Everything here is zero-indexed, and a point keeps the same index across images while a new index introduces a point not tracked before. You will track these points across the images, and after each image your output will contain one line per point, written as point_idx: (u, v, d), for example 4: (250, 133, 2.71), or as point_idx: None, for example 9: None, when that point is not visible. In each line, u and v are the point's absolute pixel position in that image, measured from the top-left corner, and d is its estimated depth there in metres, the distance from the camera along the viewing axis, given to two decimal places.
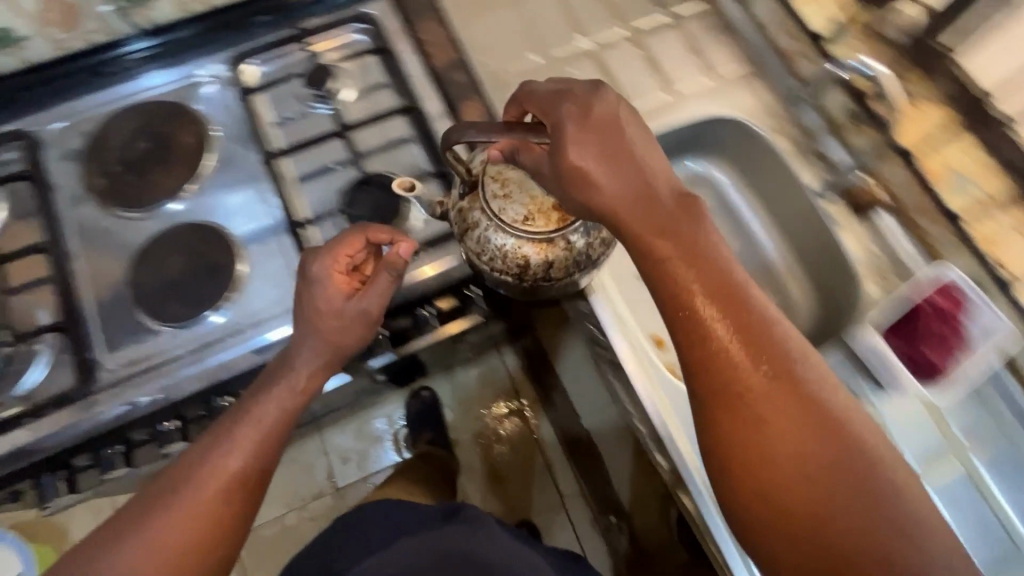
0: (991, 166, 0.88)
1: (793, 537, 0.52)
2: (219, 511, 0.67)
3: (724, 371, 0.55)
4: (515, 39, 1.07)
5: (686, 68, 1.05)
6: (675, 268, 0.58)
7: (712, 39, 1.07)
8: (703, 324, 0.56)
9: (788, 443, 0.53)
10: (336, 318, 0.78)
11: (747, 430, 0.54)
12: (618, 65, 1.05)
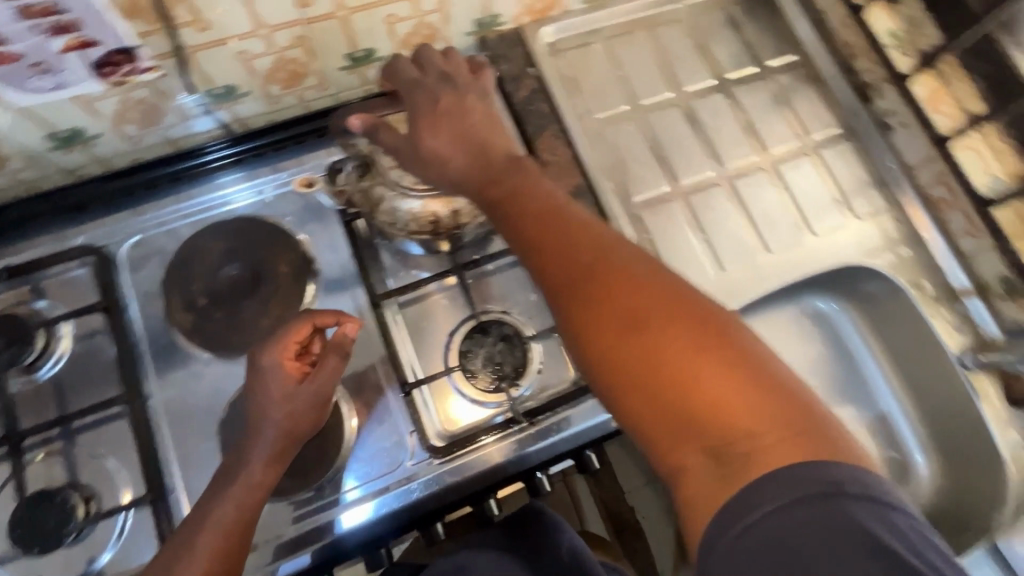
0: None
1: (701, 454, 0.40)
2: (242, 515, 0.59)
3: (622, 309, 0.44)
4: (600, 86, 0.87)
5: (774, 134, 0.88)
6: (561, 221, 0.50)
7: (806, 99, 0.91)
8: (573, 276, 0.47)
9: (698, 363, 0.41)
10: (291, 409, 0.62)
11: (656, 368, 0.42)
12: (704, 124, 0.87)
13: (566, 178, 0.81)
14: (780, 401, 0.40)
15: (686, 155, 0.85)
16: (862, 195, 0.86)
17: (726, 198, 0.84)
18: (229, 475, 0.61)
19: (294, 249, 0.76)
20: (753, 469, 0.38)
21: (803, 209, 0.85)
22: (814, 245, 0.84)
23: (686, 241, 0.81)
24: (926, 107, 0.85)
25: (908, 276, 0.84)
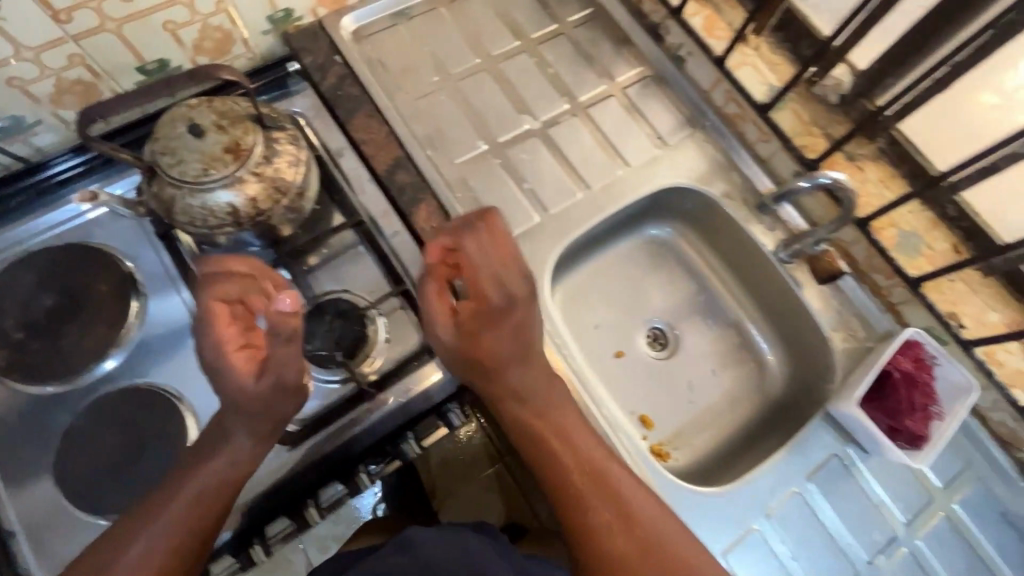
0: (873, 161, 0.85)
1: (606, 542, 0.63)
2: (205, 509, 0.61)
3: (575, 462, 0.67)
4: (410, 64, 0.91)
5: (583, 83, 0.94)
6: (541, 404, 0.69)
7: (608, 45, 0.96)
8: (522, 416, 0.69)
9: (626, 498, 0.65)
10: (257, 397, 0.60)
11: (565, 480, 0.66)
12: (515, 84, 0.92)
13: (384, 153, 0.83)
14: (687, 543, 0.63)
15: (500, 115, 0.90)
16: (671, 123, 0.93)
17: (544, 148, 0.89)
18: (197, 467, 0.62)
19: (106, 270, 0.74)
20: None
21: (618, 146, 0.91)
22: (632, 177, 0.89)
23: (510, 193, 0.85)
24: (706, 36, 0.92)
25: (722, 187, 0.90)
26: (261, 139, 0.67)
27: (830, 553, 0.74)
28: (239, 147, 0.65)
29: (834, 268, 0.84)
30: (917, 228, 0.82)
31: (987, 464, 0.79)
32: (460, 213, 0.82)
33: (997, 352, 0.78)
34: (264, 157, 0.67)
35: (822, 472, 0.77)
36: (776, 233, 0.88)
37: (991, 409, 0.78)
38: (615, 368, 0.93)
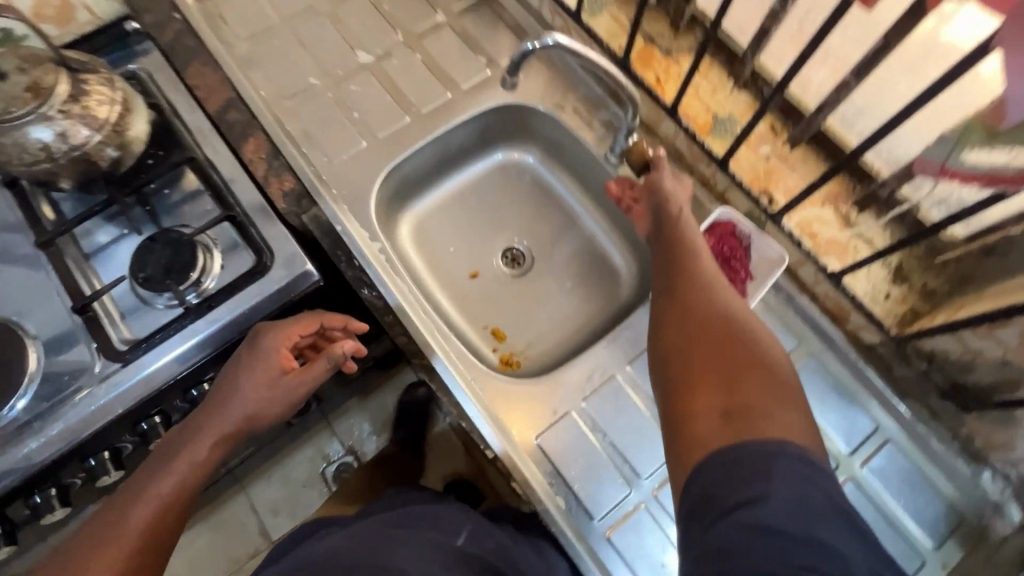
0: (686, 53, 0.85)
1: (717, 414, 0.49)
2: (161, 533, 0.63)
3: (700, 290, 0.63)
4: (245, 16, 0.95)
5: (415, 13, 0.97)
6: (681, 250, 0.69)
7: None
8: (694, 312, 0.60)
9: (723, 313, 0.59)
10: (270, 395, 0.75)
11: (732, 349, 0.54)
12: (349, 21, 0.96)
13: (218, 96, 0.90)
14: (763, 341, 0.56)
15: (334, 51, 0.94)
16: (502, 43, 0.96)
17: (376, 79, 0.93)
18: (177, 451, 0.69)
19: None
20: (752, 423, 0.46)
21: (449, 71, 0.94)
22: (462, 101, 0.92)
23: (342, 122, 0.90)
24: None
25: (553, 99, 0.92)
26: (65, 80, 0.72)
27: (647, 432, 0.76)
28: (40, 88, 0.71)
29: (645, 156, 0.82)
30: (732, 112, 0.82)
31: (816, 338, 0.79)
32: (287, 143, 0.87)
33: (811, 223, 0.76)
34: (69, 95, 0.71)
35: (641, 357, 0.80)
36: (604, 140, 0.90)
37: (812, 283, 0.78)
38: (467, 285, 0.96)
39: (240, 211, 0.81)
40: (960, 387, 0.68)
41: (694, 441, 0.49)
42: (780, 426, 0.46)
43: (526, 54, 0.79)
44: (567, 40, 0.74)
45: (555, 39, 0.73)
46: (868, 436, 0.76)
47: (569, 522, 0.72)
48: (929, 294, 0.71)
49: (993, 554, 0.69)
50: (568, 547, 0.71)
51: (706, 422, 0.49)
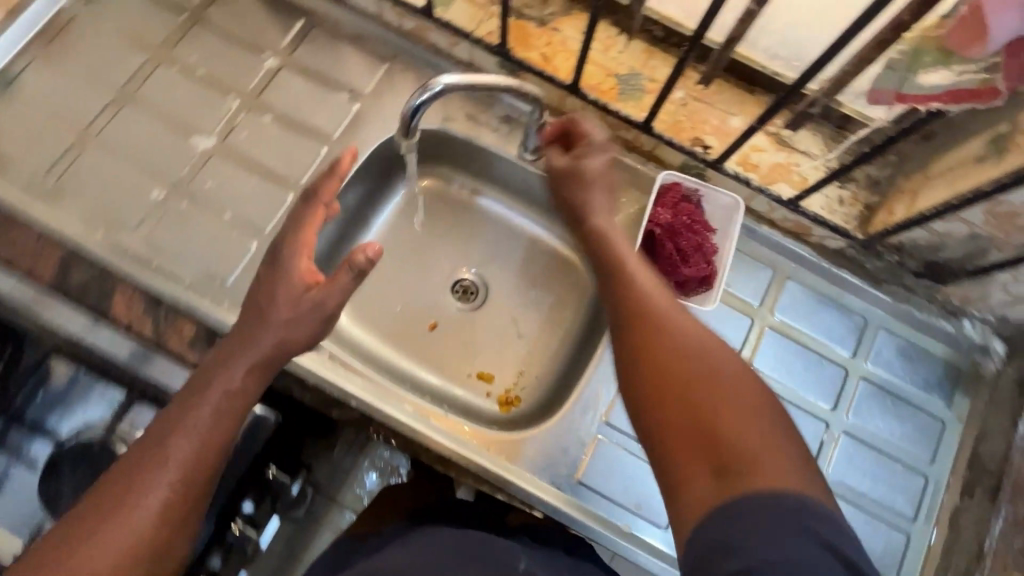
0: (562, 20, 0.77)
1: (703, 467, 0.43)
2: (168, 541, 0.50)
3: (648, 313, 0.56)
4: (30, 147, 0.75)
5: (244, 68, 0.81)
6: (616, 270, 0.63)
7: (255, 12, 0.83)
8: (650, 329, 0.54)
9: (680, 335, 0.52)
10: (298, 319, 0.57)
11: (703, 374, 0.48)
12: (168, 106, 0.78)
13: (47, 257, 0.70)
14: (733, 358, 0.50)
15: (167, 149, 0.77)
16: (359, 69, 0.82)
17: (233, 164, 0.77)
18: (181, 422, 0.52)
19: None
20: (748, 476, 0.41)
21: (313, 122, 0.79)
22: (343, 151, 0.79)
23: (217, 229, 0.75)
24: None
25: (441, 112, 0.81)
26: None
27: None
28: None
29: (568, 142, 0.74)
30: (633, 66, 0.76)
31: (788, 260, 0.79)
32: (165, 283, 0.71)
33: (749, 156, 0.74)
34: None
35: None
36: (512, 138, 0.82)
37: (768, 211, 0.77)
38: (430, 341, 0.86)
39: (136, 374, 0.67)
40: (932, 264, 0.70)
41: (689, 507, 0.42)
42: (776, 472, 0.41)
43: (415, 113, 0.62)
44: (451, 78, 0.61)
45: (443, 86, 0.61)
46: (863, 333, 0.78)
47: (643, 543, 0.69)
48: (873, 187, 0.73)
49: (996, 391, 0.75)
50: (652, 567, 0.69)
51: (695, 479, 0.43)
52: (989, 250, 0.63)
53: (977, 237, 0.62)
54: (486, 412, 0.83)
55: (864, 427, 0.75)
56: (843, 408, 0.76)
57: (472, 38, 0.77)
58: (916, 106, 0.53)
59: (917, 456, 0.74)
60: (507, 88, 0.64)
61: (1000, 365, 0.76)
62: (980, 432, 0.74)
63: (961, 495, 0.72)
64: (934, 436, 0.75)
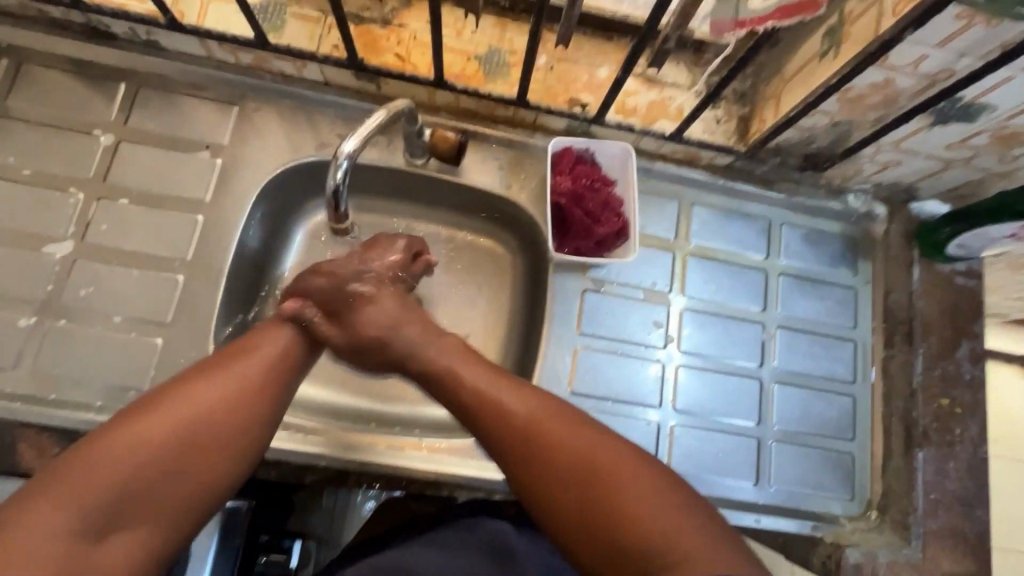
0: (408, 16, 0.75)
1: (602, 567, 0.46)
2: (217, 442, 0.49)
3: (508, 403, 0.54)
4: None
5: (75, 154, 0.72)
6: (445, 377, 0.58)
7: (66, 89, 0.73)
8: (513, 435, 0.53)
9: (545, 425, 0.52)
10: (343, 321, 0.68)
11: (569, 475, 0.49)
12: (1, 221, 0.69)
13: None
14: (594, 436, 0.51)
15: (17, 269, 0.67)
16: (208, 120, 0.75)
17: (102, 262, 0.69)
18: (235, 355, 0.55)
19: None
20: (649, 555, 0.44)
21: (177, 191, 0.72)
22: (221, 211, 0.73)
23: (109, 339, 0.67)
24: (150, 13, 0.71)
25: (313, 141, 0.76)
26: None
27: (634, 368, 0.77)
28: None
29: (451, 139, 0.72)
30: (491, 43, 0.74)
31: (688, 187, 0.82)
32: (73, 414, 0.64)
33: (624, 102, 0.76)
34: None
35: (585, 312, 0.77)
36: (396, 145, 0.77)
37: (657, 147, 0.80)
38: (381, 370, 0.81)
39: None
40: (808, 156, 0.76)
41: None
42: (650, 562, 0.45)
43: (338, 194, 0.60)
44: (354, 142, 0.58)
45: (353, 155, 0.57)
46: (770, 233, 0.84)
47: None
48: (742, 100, 0.77)
49: (888, 248, 0.84)
50: None
51: (597, 572, 0.47)
52: (850, 132, 0.69)
53: (838, 124, 0.68)
54: (460, 419, 0.80)
55: (793, 316, 0.82)
56: (772, 305, 0.82)
57: (319, 58, 0.72)
58: (754, 29, 0.58)
59: (841, 326, 0.82)
60: (392, 118, 0.62)
61: (885, 225, 0.85)
62: (885, 288, 0.83)
63: (886, 347, 0.81)
64: (851, 303, 0.83)
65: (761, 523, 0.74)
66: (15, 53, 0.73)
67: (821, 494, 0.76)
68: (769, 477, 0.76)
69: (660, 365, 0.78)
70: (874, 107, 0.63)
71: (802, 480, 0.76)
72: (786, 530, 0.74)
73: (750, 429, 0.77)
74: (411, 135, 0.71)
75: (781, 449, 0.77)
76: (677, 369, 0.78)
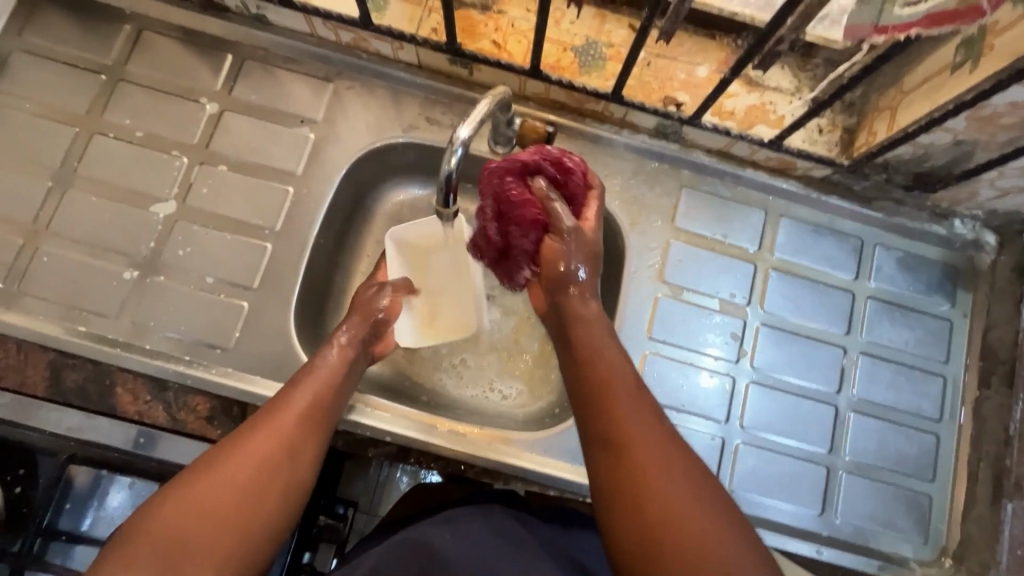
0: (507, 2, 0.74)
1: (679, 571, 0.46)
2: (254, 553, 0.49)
3: (636, 439, 0.51)
4: None
5: (182, 120, 0.75)
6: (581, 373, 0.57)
7: (178, 57, 0.77)
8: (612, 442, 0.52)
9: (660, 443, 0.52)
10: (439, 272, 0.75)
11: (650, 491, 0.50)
12: (112, 178, 0.73)
13: (35, 367, 0.67)
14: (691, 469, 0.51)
15: (125, 225, 0.72)
16: (304, 96, 0.77)
17: (200, 225, 0.73)
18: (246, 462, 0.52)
19: None
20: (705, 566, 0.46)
21: (271, 163, 0.75)
22: (309, 184, 0.75)
23: (199, 297, 0.71)
24: None
25: (400, 123, 0.77)
26: None
27: (701, 379, 0.75)
28: None
29: (540, 131, 0.72)
30: (589, 35, 0.73)
31: (777, 198, 0.79)
32: (164, 365, 0.68)
33: (722, 104, 0.72)
34: None
35: (656, 321, 0.75)
36: (482, 132, 0.77)
37: (749, 154, 0.77)
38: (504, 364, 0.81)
39: (152, 457, 0.68)
40: (919, 174, 0.71)
41: None
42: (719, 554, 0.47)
43: (449, 179, 0.58)
44: (467, 129, 0.56)
45: (465, 140, 0.55)
46: (862, 253, 0.79)
47: None
48: (851, 111, 0.72)
49: (995, 281, 0.78)
50: None
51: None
52: (974, 152, 0.64)
53: (960, 143, 0.63)
54: (519, 411, 0.79)
55: (878, 343, 0.77)
56: (857, 330, 0.77)
57: (417, 40, 0.72)
58: (895, 37, 0.56)
59: (931, 359, 0.77)
60: (495, 106, 0.60)
61: (993, 256, 0.78)
62: (987, 323, 0.77)
63: (980, 386, 0.75)
64: (944, 336, 0.77)
65: (822, 555, 0.71)
66: (137, 20, 0.77)
67: (891, 533, 0.72)
68: (835, 508, 0.72)
69: (730, 379, 0.75)
70: (1008, 128, 0.58)
71: (871, 516, 0.73)
72: (849, 566, 0.71)
73: (820, 456, 0.74)
74: (502, 124, 0.71)
75: (852, 481, 0.73)
76: (747, 386, 0.75)
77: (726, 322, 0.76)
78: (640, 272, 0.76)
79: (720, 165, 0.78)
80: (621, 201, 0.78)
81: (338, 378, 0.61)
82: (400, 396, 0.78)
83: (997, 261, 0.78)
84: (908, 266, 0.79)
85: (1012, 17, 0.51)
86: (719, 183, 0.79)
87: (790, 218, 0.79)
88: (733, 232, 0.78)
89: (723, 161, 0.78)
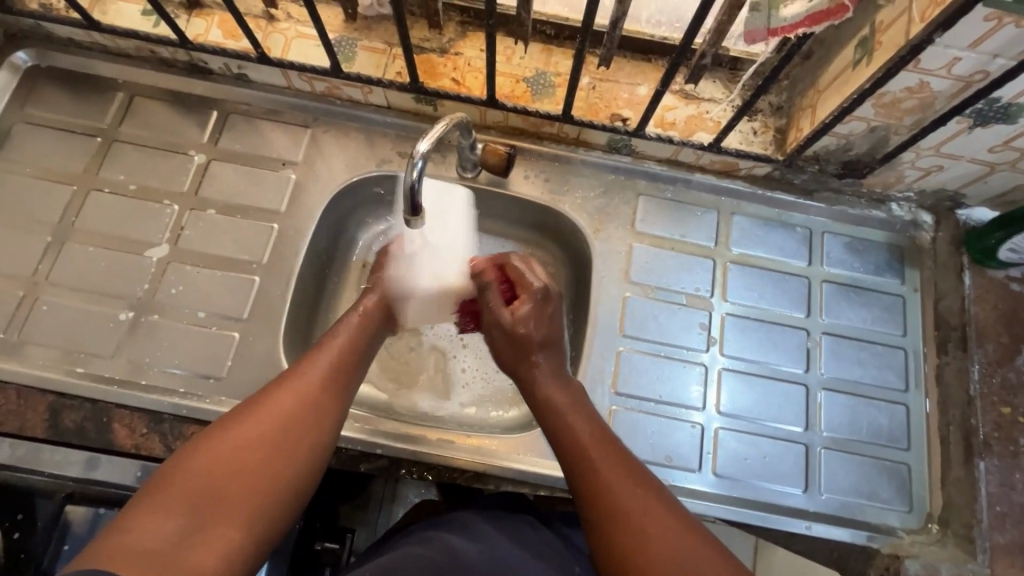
0: (463, 46, 0.83)
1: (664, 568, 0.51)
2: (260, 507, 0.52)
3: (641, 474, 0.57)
4: None
5: (172, 172, 0.82)
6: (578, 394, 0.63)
7: (167, 117, 0.84)
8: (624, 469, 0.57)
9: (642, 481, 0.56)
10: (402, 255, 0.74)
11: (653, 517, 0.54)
12: (106, 229, 0.78)
13: (35, 410, 0.70)
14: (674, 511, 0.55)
15: (119, 271, 0.77)
16: (284, 142, 0.84)
17: (191, 265, 0.78)
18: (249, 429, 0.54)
19: None
20: None
21: (256, 203, 0.81)
22: (292, 220, 0.81)
23: (192, 331, 0.75)
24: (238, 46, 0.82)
25: (375, 159, 0.84)
26: None
27: (676, 370, 0.78)
28: None
29: (501, 152, 0.78)
30: (538, 67, 0.81)
31: (726, 197, 0.85)
32: (159, 398, 0.71)
33: (664, 117, 0.80)
34: None
35: (627, 320, 0.80)
36: (449, 161, 0.84)
37: (695, 159, 0.84)
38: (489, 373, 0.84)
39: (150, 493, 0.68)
40: (848, 162, 0.78)
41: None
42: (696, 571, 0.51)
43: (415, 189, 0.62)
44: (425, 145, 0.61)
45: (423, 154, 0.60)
46: (811, 241, 0.85)
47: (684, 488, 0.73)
48: (780, 113, 0.80)
49: (937, 255, 0.83)
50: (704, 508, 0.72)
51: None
52: (888, 137, 0.71)
53: (875, 130, 0.70)
54: (507, 420, 0.82)
55: (839, 323, 0.82)
56: (816, 312, 0.82)
57: (384, 83, 0.80)
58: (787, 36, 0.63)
59: (889, 333, 0.81)
60: (451, 129, 0.66)
61: (932, 233, 0.84)
62: (935, 295, 0.82)
63: (939, 354, 0.80)
64: (899, 311, 0.82)
65: (812, 531, 0.72)
66: (128, 88, 0.85)
67: (876, 504, 0.74)
68: (818, 484, 0.75)
69: (703, 368, 0.79)
70: (910, 111, 0.66)
71: (854, 489, 0.75)
72: (839, 539, 0.72)
73: (797, 434, 0.77)
74: (465, 149, 0.77)
75: (831, 456, 0.76)
76: (720, 374, 0.79)
77: (693, 314, 0.81)
78: (606, 274, 0.81)
79: (671, 172, 0.85)
80: (583, 212, 0.84)
81: (352, 352, 0.64)
82: (390, 415, 0.80)
83: (937, 238, 0.84)
84: (856, 249, 0.84)
85: (892, 16, 0.60)
86: (671, 188, 0.85)
87: (741, 214, 0.85)
88: (690, 231, 0.84)
89: (673, 167, 0.85)
